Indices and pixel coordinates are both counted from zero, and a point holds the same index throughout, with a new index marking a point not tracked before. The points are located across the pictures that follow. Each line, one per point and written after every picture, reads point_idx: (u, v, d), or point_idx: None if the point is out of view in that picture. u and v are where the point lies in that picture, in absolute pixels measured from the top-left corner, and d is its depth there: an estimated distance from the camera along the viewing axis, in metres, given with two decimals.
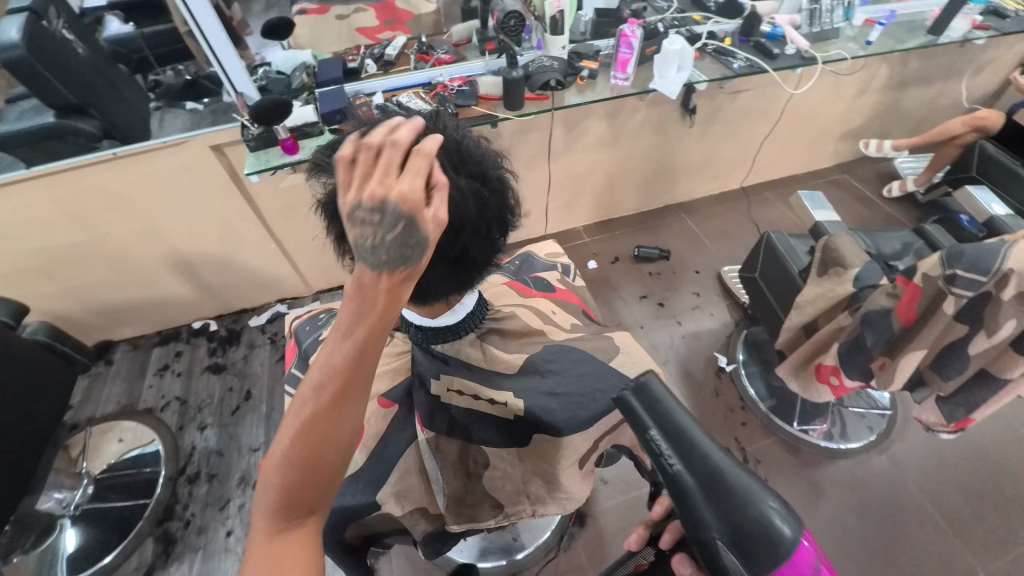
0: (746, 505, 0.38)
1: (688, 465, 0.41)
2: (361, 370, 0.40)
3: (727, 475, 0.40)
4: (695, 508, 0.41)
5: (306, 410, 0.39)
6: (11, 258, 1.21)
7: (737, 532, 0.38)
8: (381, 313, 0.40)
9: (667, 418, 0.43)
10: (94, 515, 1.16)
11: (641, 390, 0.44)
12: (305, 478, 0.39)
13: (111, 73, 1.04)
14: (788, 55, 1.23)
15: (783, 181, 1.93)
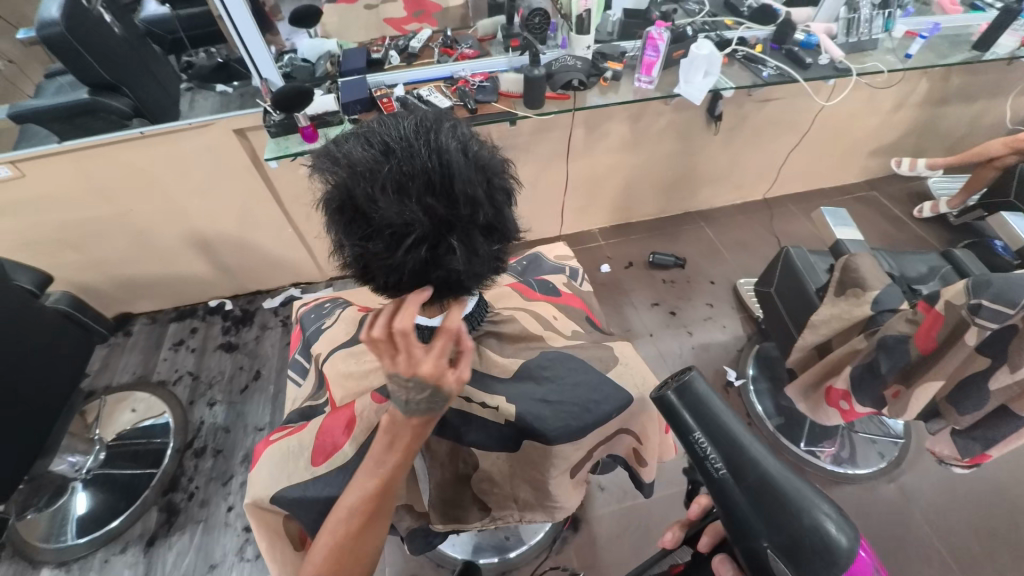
0: (797, 510, 0.40)
1: (737, 469, 0.43)
2: (388, 496, 0.47)
3: (777, 479, 0.42)
4: (746, 506, 0.43)
5: (340, 530, 0.46)
6: (41, 227, 1.26)
7: (789, 532, 0.41)
8: (408, 449, 0.48)
9: (715, 425, 0.45)
10: (104, 480, 1.21)
11: (688, 395, 0.46)
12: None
13: (143, 52, 1.09)
14: (820, 65, 1.20)
15: (809, 195, 1.87)
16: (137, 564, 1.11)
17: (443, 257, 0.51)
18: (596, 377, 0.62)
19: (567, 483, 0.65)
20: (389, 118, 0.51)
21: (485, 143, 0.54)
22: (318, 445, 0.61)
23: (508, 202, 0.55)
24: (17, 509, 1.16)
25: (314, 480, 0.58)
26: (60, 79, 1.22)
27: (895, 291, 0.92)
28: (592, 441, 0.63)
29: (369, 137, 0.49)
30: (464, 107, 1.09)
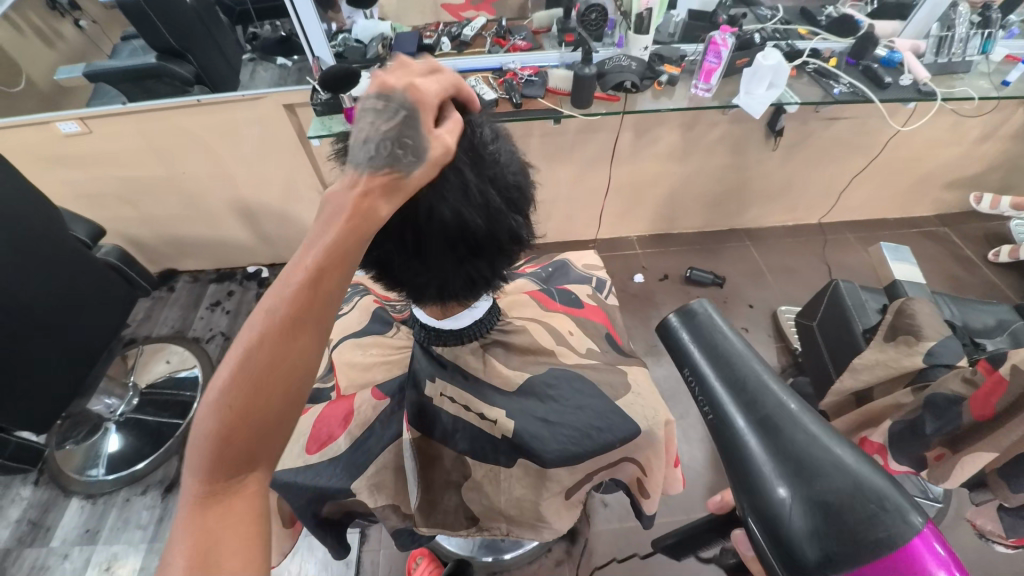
0: (818, 470, 0.24)
1: (743, 411, 0.29)
2: (322, 297, 0.35)
3: (803, 427, 0.27)
4: (756, 472, 0.27)
5: (246, 341, 0.33)
6: (102, 181, 1.34)
7: (816, 503, 0.24)
8: (341, 232, 0.36)
9: (723, 352, 0.33)
10: (134, 424, 1.29)
11: (689, 317, 0.36)
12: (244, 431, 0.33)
13: (211, 21, 1.13)
14: (900, 86, 1.10)
15: (870, 224, 1.74)
16: (154, 507, 1.18)
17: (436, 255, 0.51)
18: (606, 406, 0.63)
19: (560, 502, 0.66)
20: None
21: (510, 149, 0.55)
22: (314, 433, 0.67)
23: (519, 207, 0.54)
24: (59, 439, 1.27)
25: (304, 468, 0.65)
26: (133, 42, 1.28)
27: (954, 345, 0.84)
28: (589, 467, 0.64)
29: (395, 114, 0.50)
30: (509, 100, 1.07)
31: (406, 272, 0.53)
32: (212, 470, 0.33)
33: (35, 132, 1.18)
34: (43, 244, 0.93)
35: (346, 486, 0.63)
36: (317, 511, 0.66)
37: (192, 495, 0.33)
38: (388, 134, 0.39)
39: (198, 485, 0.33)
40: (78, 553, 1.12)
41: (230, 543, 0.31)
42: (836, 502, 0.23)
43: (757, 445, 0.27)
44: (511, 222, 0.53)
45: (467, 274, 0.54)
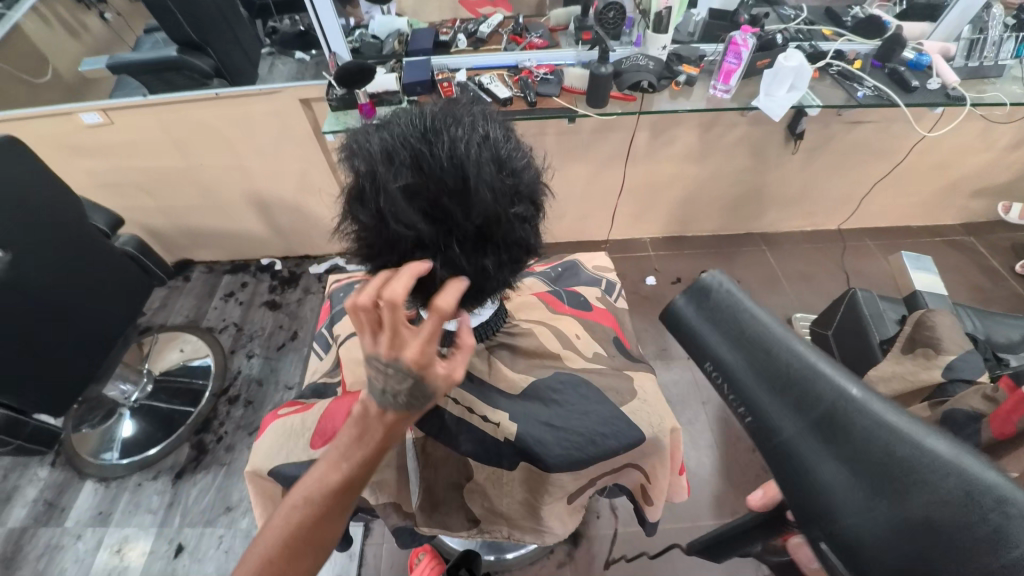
0: (899, 470, 0.23)
1: (789, 412, 0.27)
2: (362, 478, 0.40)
3: (866, 413, 0.25)
4: (821, 477, 0.26)
5: (288, 528, 0.38)
6: (122, 171, 1.36)
7: (901, 518, 0.23)
8: (377, 443, 0.40)
9: (748, 337, 0.30)
10: (147, 411, 1.32)
11: (703, 294, 0.33)
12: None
13: (231, 15, 1.16)
14: (928, 90, 1.07)
15: (891, 232, 1.69)
16: (165, 492, 1.20)
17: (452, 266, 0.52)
18: (613, 412, 0.63)
19: (561, 507, 0.67)
20: (410, 110, 0.50)
21: (520, 146, 0.53)
22: (319, 429, 0.67)
23: (530, 217, 0.55)
24: (75, 423, 1.29)
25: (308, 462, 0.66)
26: (156, 35, 1.31)
27: (975, 360, 0.81)
28: (592, 472, 0.64)
29: (410, 117, 0.49)
30: (523, 98, 1.06)
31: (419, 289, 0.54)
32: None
33: (59, 122, 1.21)
34: (63, 232, 0.95)
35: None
36: None
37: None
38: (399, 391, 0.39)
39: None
40: (91, 533, 1.15)
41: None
42: (925, 505, 0.22)
43: (820, 454, 0.26)
44: (523, 233, 0.54)
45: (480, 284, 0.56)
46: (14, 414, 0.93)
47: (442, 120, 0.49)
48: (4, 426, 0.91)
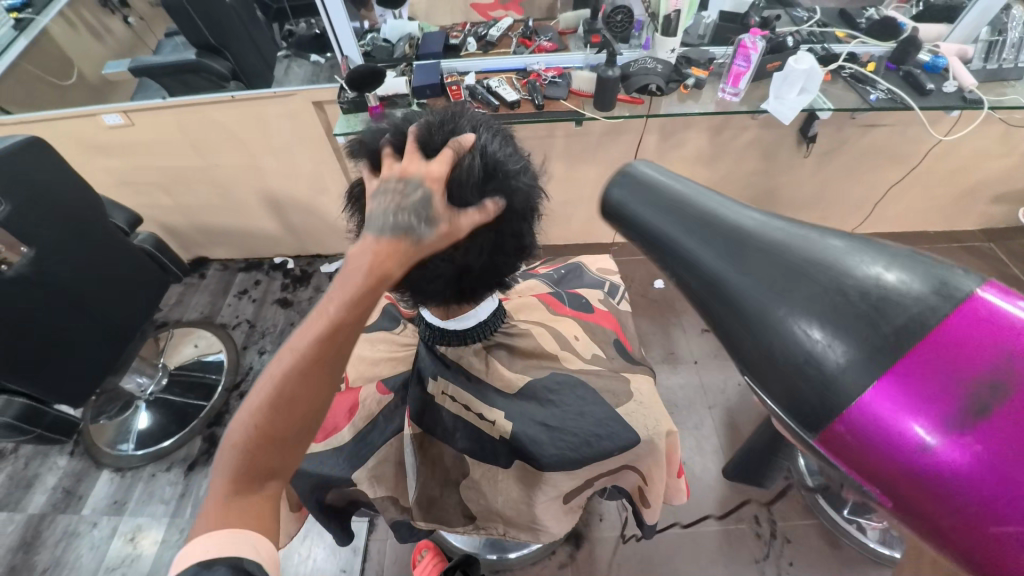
0: (811, 277, 0.22)
1: (718, 253, 0.25)
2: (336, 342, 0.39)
3: (766, 235, 0.24)
4: (746, 299, 0.23)
5: (264, 392, 0.39)
6: (142, 170, 1.41)
7: (830, 320, 0.21)
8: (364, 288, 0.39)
9: (664, 197, 0.28)
10: (162, 404, 1.36)
11: (629, 174, 0.31)
12: (266, 444, 0.39)
13: (249, 19, 1.22)
14: (944, 92, 1.05)
15: (907, 237, 1.66)
16: (177, 483, 1.23)
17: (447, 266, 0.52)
18: (607, 413, 0.65)
19: (556, 507, 0.69)
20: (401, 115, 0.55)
21: (525, 161, 0.56)
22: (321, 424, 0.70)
23: (525, 218, 0.56)
24: (93, 413, 1.35)
25: (311, 456, 0.68)
26: (176, 39, 1.35)
27: None
28: (586, 472, 0.66)
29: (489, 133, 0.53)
30: (531, 101, 1.06)
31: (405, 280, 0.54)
32: (239, 477, 0.39)
33: (83, 123, 1.25)
34: (86, 229, 0.98)
35: (347, 476, 0.67)
36: (322, 497, 0.70)
37: (219, 496, 0.39)
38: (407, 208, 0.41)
39: (223, 489, 0.39)
40: (106, 521, 1.19)
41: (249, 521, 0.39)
42: (832, 300, 0.22)
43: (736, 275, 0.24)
44: (511, 266, 0.60)
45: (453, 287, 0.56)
46: (35, 404, 0.97)
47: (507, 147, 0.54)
48: (25, 415, 0.94)
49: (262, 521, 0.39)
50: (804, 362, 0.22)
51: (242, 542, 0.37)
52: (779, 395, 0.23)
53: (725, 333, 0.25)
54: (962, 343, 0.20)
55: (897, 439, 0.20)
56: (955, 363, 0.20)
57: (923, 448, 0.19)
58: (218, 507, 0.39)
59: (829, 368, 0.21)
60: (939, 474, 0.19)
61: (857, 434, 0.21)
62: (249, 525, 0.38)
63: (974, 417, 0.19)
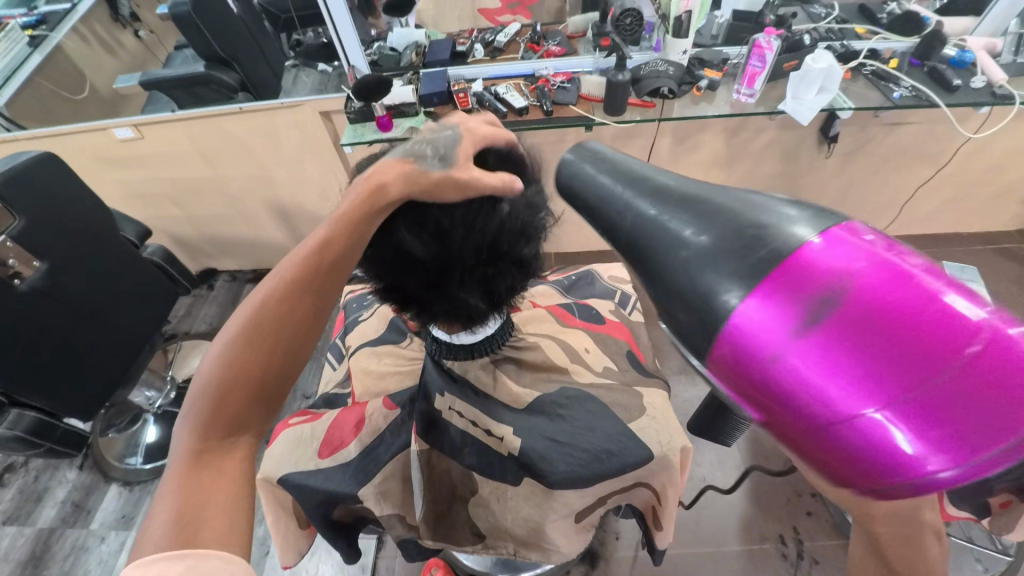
0: (709, 224, 0.24)
1: (635, 202, 0.27)
2: (324, 269, 0.40)
3: (686, 191, 0.26)
4: (659, 231, 0.25)
5: (234, 328, 0.37)
6: (151, 183, 1.41)
7: (731, 247, 0.22)
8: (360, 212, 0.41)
9: (609, 166, 0.30)
10: (171, 417, 1.36)
11: (582, 149, 0.32)
12: (238, 387, 0.37)
13: (256, 31, 1.27)
14: (972, 89, 1.00)
15: (938, 240, 1.60)
16: None
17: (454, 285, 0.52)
18: (618, 428, 0.62)
19: (569, 526, 0.65)
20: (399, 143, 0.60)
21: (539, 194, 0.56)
22: (327, 438, 0.67)
23: (531, 242, 0.54)
24: (103, 426, 1.35)
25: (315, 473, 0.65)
26: (186, 52, 1.36)
27: None
28: (600, 490, 0.63)
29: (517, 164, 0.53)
30: (540, 107, 1.04)
31: (407, 295, 0.54)
32: (210, 423, 0.36)
33: (94, 137, 1.26)
34: (97, 243, 0.98)
35: (353, 492, 0.63)
36: (328, 515, 0.67)
37: (188, 451, 0.35)
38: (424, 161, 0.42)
39: (189, 444, 0.36)
40: (114, 536, 1.18)
41: (217, 502, 0.34)
42: (723, 236, 0.23)
43: (668, 219, 0.25)
44: (510, 288, 0.58)
45: (444, 309, 0.55)
46: (46, 417, 0.96)
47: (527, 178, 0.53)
48: (36, 429, 0.93)
49: (231, 510, 0.34)
50: (705, 292, 0.22)
51: (209, 561, 0.31)
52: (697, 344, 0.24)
53: (653, 282, 0.26)
54: (802, 266, 0.21)
55: (805, 394, 0.19)
56: (793, 285, 0.20)
57: (775, 358, 0.20)
58: (188, 462, 0.35)
59: (713, 303, 0.22)
60: (774, 373, 0.20)
61: (767, 392, 0.21)
62: (209, 533, 0.32)
63: (813, 321, 0.20)
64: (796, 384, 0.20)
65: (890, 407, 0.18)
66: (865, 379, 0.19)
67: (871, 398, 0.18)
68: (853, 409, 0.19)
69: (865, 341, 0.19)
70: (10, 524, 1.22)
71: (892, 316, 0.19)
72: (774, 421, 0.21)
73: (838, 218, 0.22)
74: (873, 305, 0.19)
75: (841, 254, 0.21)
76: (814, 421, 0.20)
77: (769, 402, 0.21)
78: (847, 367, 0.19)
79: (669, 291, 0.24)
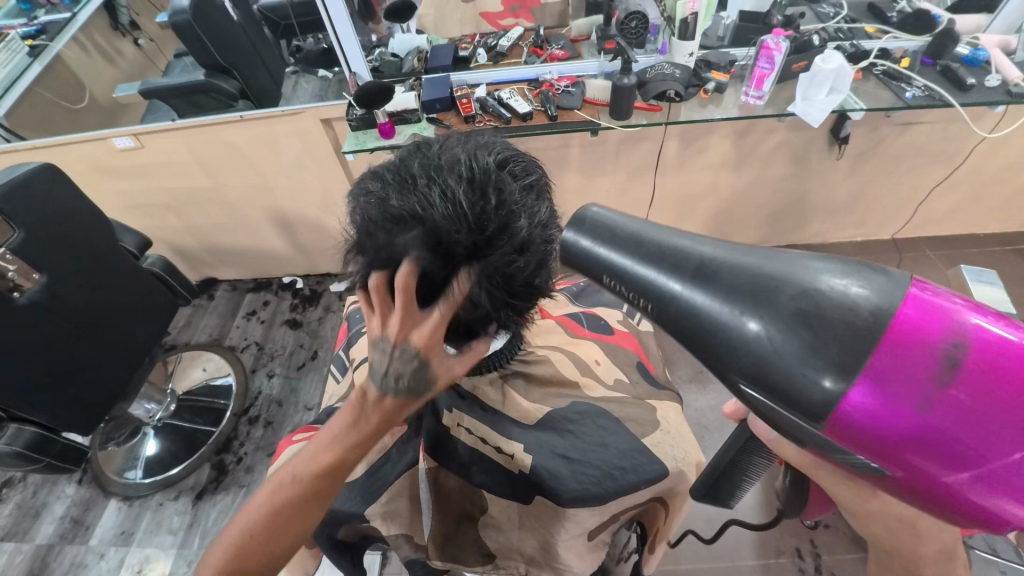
0: (784, 286, 0.26)
1: (685, 269, 0.29)
2: (335, 472, 0.44)
3: (726, 260, 0.29)
4: (721, 312, 0.28)
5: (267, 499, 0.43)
6: (150, 192, 1.39)
7: (797, 314, 0.25)
8: (372, 427, 0.46)
9: (635, 234, 0.32)
10: (171, 430, 1.34)
11: (581, 221, 0.34)
12: (254, 553, 0.42)
13: (256, 39, 1.28)
14: (987, 87, 0.97)
15: (952, 241, 1.57)
16: (185, 513, 1.21)
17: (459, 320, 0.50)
18: (631, 443, 0.60)
19: (581, 545, 0.61)
20: (429, 138, 0.56)
21: (553, 212, 0.52)
22: None
23: (540, 268, 0.52)
24: (101, 440, 1.33)
25: None
26: (185, 60, 1.35)
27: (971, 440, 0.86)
28: (614, 508, 0.59)
29: (528, 182, 0.49)
30: (544, 112, 1.02)
31: None
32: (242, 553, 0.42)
33: (92, 147, 1.24)
34: (97, 256, 0.96)
35: (360, 512, 0.60)
36: (332, 535, 0.65)
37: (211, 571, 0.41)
38: (402, 375, 0.44)
39: None
40: (113, 553, 1.16)
41: None
42: (811, 302, 0.25)
43: (714, 293, 0.28)
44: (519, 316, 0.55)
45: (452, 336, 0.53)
46: (46, 431, 0.93)
47: (537, 196, 0.49)
48: (36, 443, 0.90)
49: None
50: (795, 368, 0.25)
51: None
52: (777, 391, 0.26)
53: (721, 342, 0.27)
54: (911, 331, 0.24)
55: (926, 452, 0.24)
56: (911, 353, 0.24)
57: (905, 419, 0.24)
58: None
59: (819, 368, 0.25)
60: (904, 431, 0.24)
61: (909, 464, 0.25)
62: None
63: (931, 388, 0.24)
64: (925, 445, 0.24)
65: (1019, 453, 0.23)
66: (989, 433, 0.23)
67: (994, 448, 0.23)
68: (986, 457, 0.24)
69: (975, 396, 0.23)
70: (7, 541, 1.20)
71: (988, 370, 0.24)
72: (908, 477, 0.26)
73: (907, 279, 0.26)
74: (976, 364, 0.24)
75: (932, 322, 0.24)
76: (949, 471, 0.24)
77: (893, 455, 0.25)
78: (948, 419, 0.24)
79: (737, 350, 0.27)
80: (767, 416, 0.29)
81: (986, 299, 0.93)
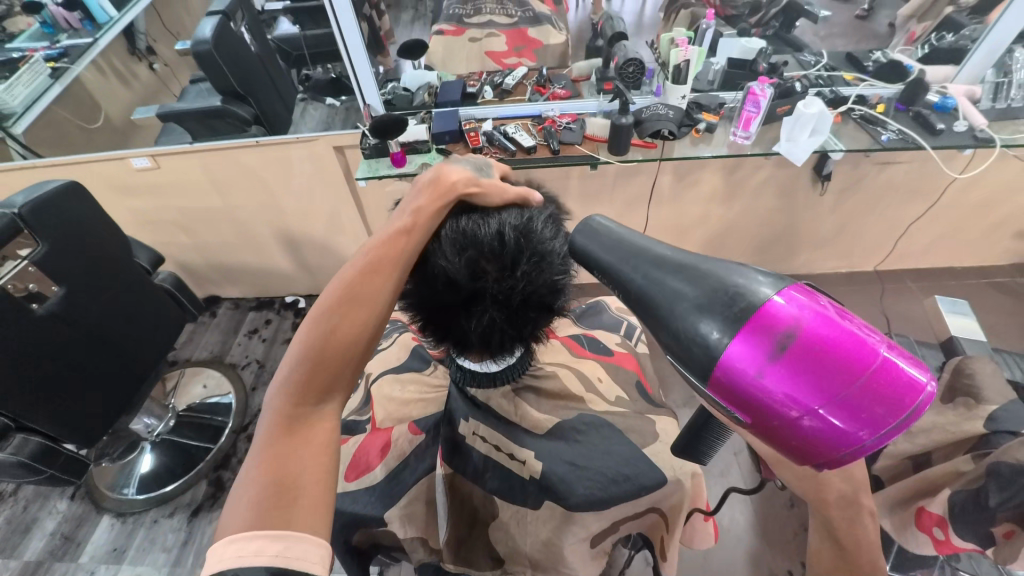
0: (704, 284, 0.31)
1: (638, 266, 0.35)
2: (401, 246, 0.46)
3: (662, 259, 0.34)
4: (661, 302, 0.32)
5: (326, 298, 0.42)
6: (164, 210, 1.44)
7: (711, 303, 0.30)
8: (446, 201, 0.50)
9: (603, 238, 0.38)
10: (169, 445, 1.34)
11: (573, 232, 0.40)
12: (328, 350, 0.40)
13: (270, 67, 1.33)
14: (955, 132, 1.06)
15: (933, 273, 1.64)
16: (180, 530, 1.20)
17: (483, 332, 0.55)
18: (633, 452, 0.64)
19: (586, 552, 0.63)
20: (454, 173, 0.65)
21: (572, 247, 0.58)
22: (353, 462, 0.70)
23: (557, 292, 0.56)
24: None
25: (341, 495, 0.66)
26: (201, 85, 1.40)
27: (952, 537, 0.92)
28: (618, 514, 0.63)
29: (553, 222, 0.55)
30: (547, 146, 1.08)
31: (445, 334, 0.57)
32: (304, 389, 0.39)
33: (111, 166, 1.29)
34: (111, 271, 0.98)
35: (380, 514, 0.65)
36: (346, 541, 0.67)
37: (279, 418, 0.38)
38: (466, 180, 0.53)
39: (284, 409, 0.38)
40: (104, 570, 1.15)
41: (310, 469, 0.36)
42: (718, 296, 0.30)
43: (652, 288, 0.33)
44: (533, 333, 0.59)
45: (476, 347, 0.57)
46: (49, 441, 0.93)
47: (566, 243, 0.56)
48: (40, 453, 0.91)
49: (324, 477, 0.36)
50: (708, 354, 0.29)
51: (303, 544, 0.33)
52: (695, 369, 0.31)
53: (658, 328, 0.33)
54: (772, 314, 0.29)
55: (806, 428, 0.28)
56: (802, 349, 0.28)
57: (775, 393, 0.28)
58: (276, 430, 0.37)
59: (713, 345, 0.29)
60: (794, 411, 0.28)
61: (789, 433, 0.29)
62: (306, 492, 0.35)
63: (791, 359, 0.28)
64: (806, 420, 0.28)
65: (884, 428, 0.27)
66: (860, 414, 0.27)
67: (865, 424, 0.27)
68: (860, 432, 0.27)
69: (844, 382, 0.27)
70: None
71: (836, 347, 0.28)
72: (791, 449, 0.30)
73: (796, 282, 0.31)
74: (827, 343, 0.28)
75: (822, 323, 0.28)
76: (830, 445, 0.28)
77: (761, 414, 0.29)
78: (825, 398, 0.27)
79: (667, 331, 0.32)
80: (701, 392, 0.33)
81: (960, 331, 0.98)
